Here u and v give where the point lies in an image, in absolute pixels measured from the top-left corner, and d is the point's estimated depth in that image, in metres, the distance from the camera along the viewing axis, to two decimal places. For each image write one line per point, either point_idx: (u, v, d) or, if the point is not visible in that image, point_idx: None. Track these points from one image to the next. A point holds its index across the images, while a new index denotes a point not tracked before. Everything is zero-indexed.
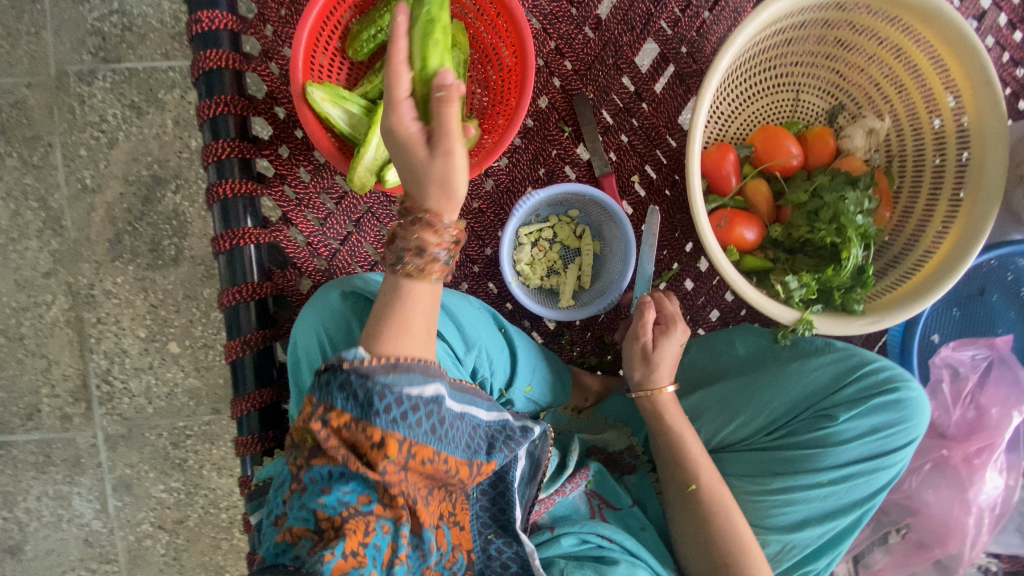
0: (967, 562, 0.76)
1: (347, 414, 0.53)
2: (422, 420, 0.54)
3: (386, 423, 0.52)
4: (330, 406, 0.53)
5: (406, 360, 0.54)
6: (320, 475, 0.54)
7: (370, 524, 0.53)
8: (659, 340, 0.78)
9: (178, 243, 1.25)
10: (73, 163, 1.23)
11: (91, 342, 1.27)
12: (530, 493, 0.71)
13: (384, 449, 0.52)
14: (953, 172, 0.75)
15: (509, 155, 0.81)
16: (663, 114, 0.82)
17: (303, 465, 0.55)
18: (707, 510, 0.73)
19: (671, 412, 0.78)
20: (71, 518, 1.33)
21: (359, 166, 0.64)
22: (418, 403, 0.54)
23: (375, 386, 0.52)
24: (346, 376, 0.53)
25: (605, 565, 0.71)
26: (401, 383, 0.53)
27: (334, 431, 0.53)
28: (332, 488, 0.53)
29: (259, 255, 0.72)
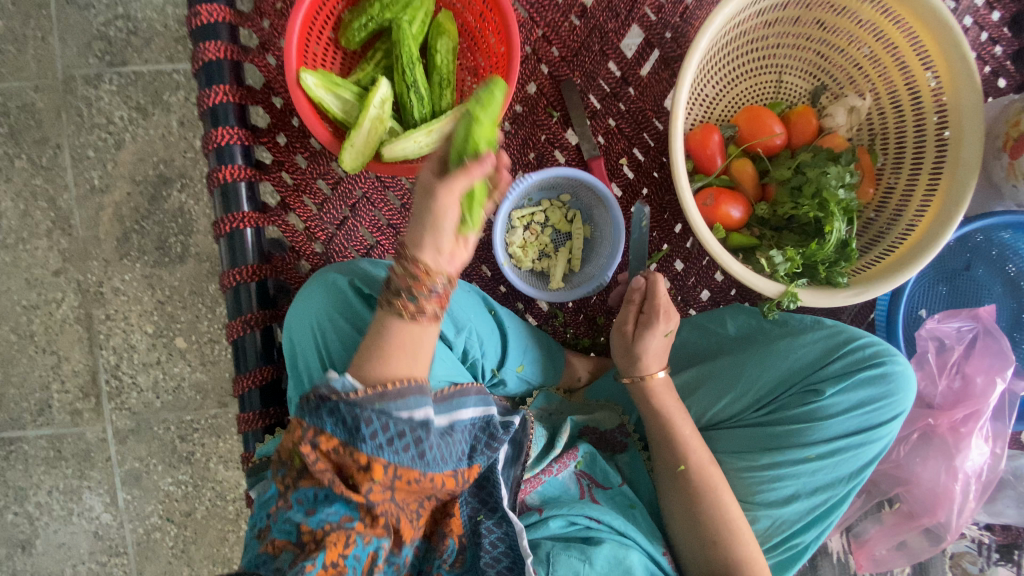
0: (955, 530, 0.80)
1: (335, 439, 0.57)
2: (408, 446, 0.58)
3: (372, 449, 0.56)
4: (320, 430, 0.56)
5: (397, 385, 0.58)
6: (306, 495, 0.58)
7: (349, 538, 0.56)
8: (637, 330, 0.80)
9: (184, 240, 1.29)
10: (81, 164, 1.26)
11: (100, 338, 1.31)
12: (514, 474, 0.73)
13: (369, 473, 0.56)
14: (932, 147, 0.77)
15: (499, 140, 0.84)
16: (649, 98, 0.84)
17: (290, 484, 0.59)
18: (695, 490, 0.74)
19: (661, 396, 0.79)
20: (82, 512, 1.35)
21: (349, 149, 0.68)
22: (405, 429, 0.57)
23: (362, 413, 0.56)
24: (336, 405, 0.57)
25: (591, 546, 0.72)
26: (390, 407, 0.57)
27: (322, 454, 0.57)
28: (316, 509, 0.57)
29: (258, 238, 0.75)
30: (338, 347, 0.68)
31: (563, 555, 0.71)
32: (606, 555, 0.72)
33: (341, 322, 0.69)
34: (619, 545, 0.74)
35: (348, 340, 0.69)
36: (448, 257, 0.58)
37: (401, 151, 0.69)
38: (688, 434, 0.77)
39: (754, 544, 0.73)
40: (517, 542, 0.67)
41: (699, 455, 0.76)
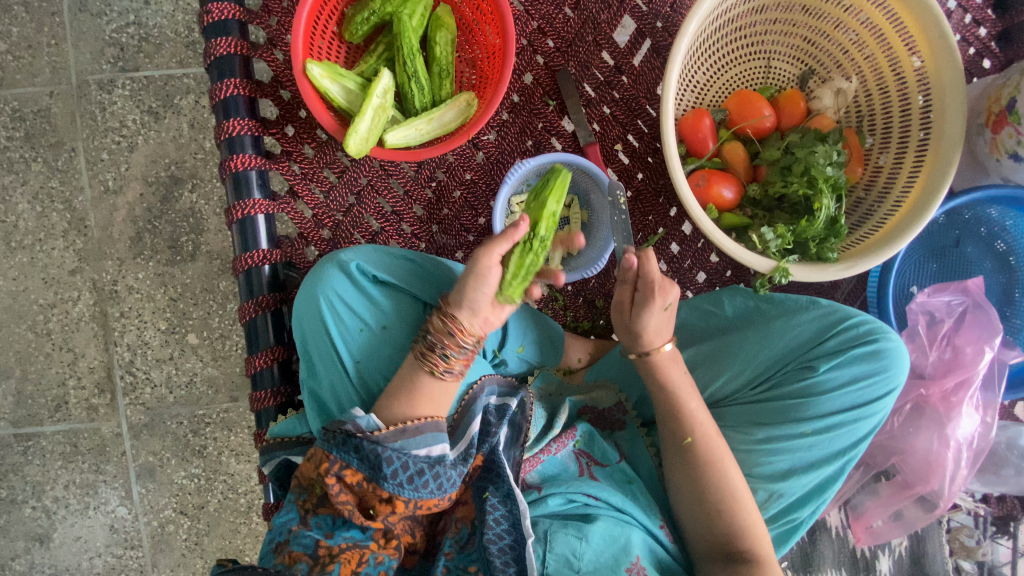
0: (948, 497, 0.83)
1: (360, 473, 0.65)
2: (427, 482, 0.66)
3: (393, 486, 0.64)
4: (345, 464, 0.64)
5: (415, 423, 0.68)
6: (325, 520, 0.65)
7: (363, 556, 0.63)
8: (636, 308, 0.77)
9: (195, 239, 1.32)
10: (96, 166, 1.30)
11: (115, 335, 1.33)
12: (514, 454, 0.77)
13: (391, 504, 0.65)
14: (917, 126, 0.79)
15: (498, 128, 0.87)
16: (642, 85, 0.87)
17: (310, 508, 0.66)
18: (699, 463, 0.74)
19: (668, 369, 0.77)
20: (98, 505, 1.35)
21: (354, 135, 0.71)
22: (423, 467, 0.66)
23: (384, 453, 0.64)
24: (359, 442, 0.65)
25: (587, 524, 0.74)
26: (410, 446, 0.67)
27: (346, 485, 0.64)
28: (334, 533, 0.64)
29: (269, 225, 0.79)
30: (351, 329, 0.74)
31: (561, 534, 0.74)
32: (602, 531, 0.74)
33: (350, 305, 0.73)
34: (616, 521, 0.76)
35: (360, 321, 0.74)
36: (481, 320, 0.70)
37: (403, 138, 0.74)
38: (694, 408, 0.76)
39: (754, 514, 0.73)
40: (522, 522, 0.69)
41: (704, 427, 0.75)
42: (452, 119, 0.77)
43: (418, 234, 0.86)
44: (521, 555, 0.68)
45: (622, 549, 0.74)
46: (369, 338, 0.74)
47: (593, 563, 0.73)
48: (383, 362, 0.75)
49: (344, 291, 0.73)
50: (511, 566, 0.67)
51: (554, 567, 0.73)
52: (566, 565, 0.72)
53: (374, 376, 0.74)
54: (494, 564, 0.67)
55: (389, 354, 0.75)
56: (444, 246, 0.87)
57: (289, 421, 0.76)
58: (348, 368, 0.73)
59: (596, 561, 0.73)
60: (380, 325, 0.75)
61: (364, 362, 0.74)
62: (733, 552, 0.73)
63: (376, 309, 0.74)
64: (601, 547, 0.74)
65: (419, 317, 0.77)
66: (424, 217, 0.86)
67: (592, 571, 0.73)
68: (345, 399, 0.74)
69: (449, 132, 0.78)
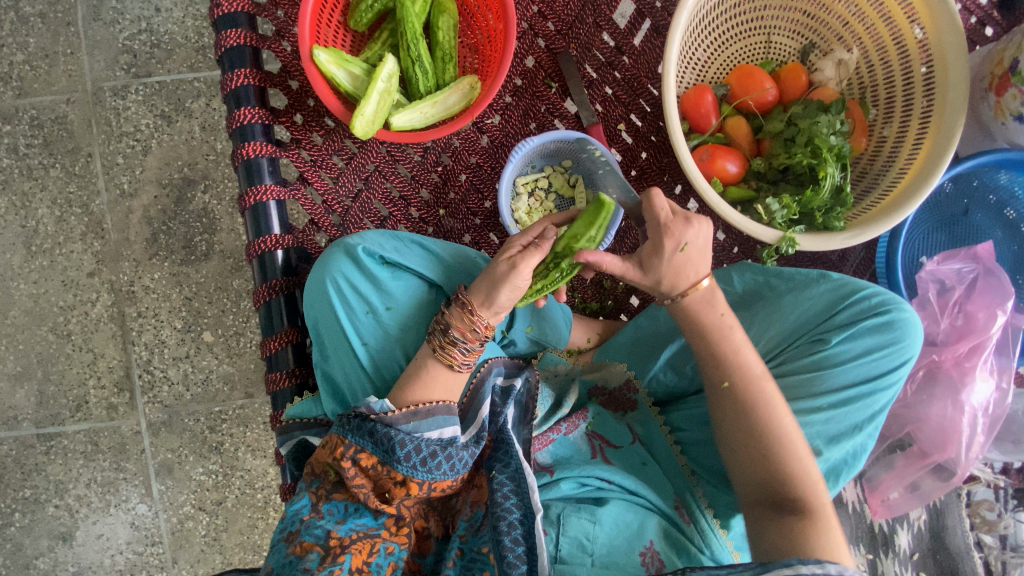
0: (965, 465, 0.83)
1: (375, 457, 0.66)
2: (439, 463, 0.67)
3: (406, 469, 0.65)
4: (360, 448, 0.66)
5: (427, 406, 0.69)
6: (337, 507, 0.66)
7: (374, 546, 0.64)
8: (647, 260, 0.71)
9: (209, 239, 1.35)
10: (112, 171, 1.34)
11: (133, 335, 1.36)
12: (523, 433, 0.76)
13: (405, 487, 0.66)
14: (921, 93, 0.79)
15: (502, 112, 0.88)
16: (643, 65, 0.88)
17: (323, 496, 0.67)
18: (745, 405, 0.70)
19: (703, 310, 0.73)
20: (119, 503, 1.37)
21: (360, 117, 0.73)
22: (435, 449, 0.67)
23: (396, 436, 0.65)
24: (373, 426, 0.66)
25: (599, 507, 0.75)
26: (422, 429, 0.68)
27: (361, 469, 0.66)
28: (347, 520, 0.65)
29: (280, 211, 0.81)
30: (359, 312, 0.75)
31: (574, 517, 0.74)
32: (616, 514, 0.75)
33: (357, 289, 0.74)
34: (628, 503, 0.76)
35: (367, 305, 0.75)
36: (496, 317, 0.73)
37: (408, 121, 0.76)
38: (738, 346, 0.72)
39: (807, 460, 0.68)
40: (529, 497, 0.67)
41: (748, 368, 0.71)
42: (455, 103, 0.78)
43: (426, 218, 0.87)
44: (530, 530, 0.66)
45: (634, 532, 0.75)
46: (377, 320, 0.75)
47: (606, 546, 0.73)
48: (390, 342, 0.76)
49: (351, 274, 0.74)
50: (520, 545, 0.65)
51: (567, 551, 0.73)
52: (578, 549, 0.73)
53: (383, 357, 0.75)
54: (505, 546, 0.64)
55: (396, 335, 0.76)
56: (451, 229, 0.88)
57: (305, 403, 0.77)
58: (357, 350, 0.74)
59: (609, 546, 0.73)
60: (386, 307, 0.75)
61: (373, 344, 0.75)
62: (783, 503, 0.67)
63: (384, 291, 0.75)
64: (613, 531, 0.74)
65: (425, 297, 0.77)
66: (431, 201, 0.87)
67: (604, 555, 0.73)
68: (357, 384, 0.75)
69: (453, 115, 0.79)
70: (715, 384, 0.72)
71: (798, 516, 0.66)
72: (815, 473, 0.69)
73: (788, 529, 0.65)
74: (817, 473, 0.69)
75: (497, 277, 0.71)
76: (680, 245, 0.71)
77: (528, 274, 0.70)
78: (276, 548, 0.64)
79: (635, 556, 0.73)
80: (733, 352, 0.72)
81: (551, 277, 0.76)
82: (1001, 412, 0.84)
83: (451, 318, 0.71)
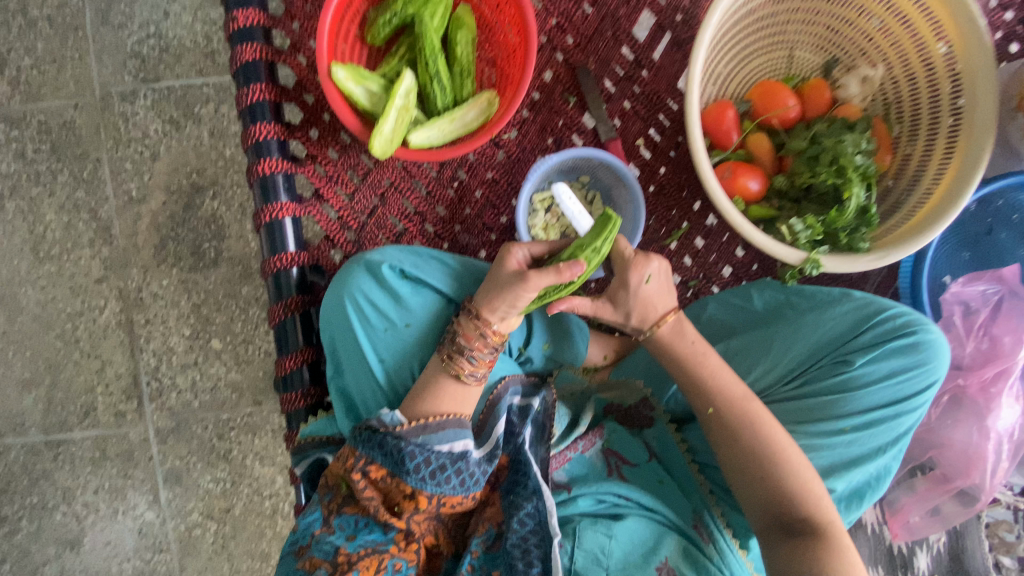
0: (989, 490, 0.82)
1: (384, 469, 0.65)
2: (449, 477, 0.65)
3: (416, 481, 0.64)
4: (371, 460, 0.65)
5: (438, 419, 0.67)
6: (347, 522, 0.64)
7: (381, 562, 0.61)
8: (614, 293, 0.77)
9: (217, 245, 1.33)
10: (120, 176, 1.32)
11: (141, 341, 1.35)
12: (540, 452, 0.74)
13: (415, 500, 0.64)
14: (947, 113, 0.78)
15: (519, 127, 0.86)
16: (663, 79, 0.87)
17: (334, 509, 0.66)
18: (729, 429, 0.71)
19: (675, 343, 0.75)
20: (126, 510, 1.37)
21: (378, 136, 0.71)
22: (445, 462, 0.65)
23: (406, 447, 0.64)
24: (383, 437, 0.65)
25: (616, 521, 0.72)
26: (432, 442, 0.66)
27: (371, 481, 0.65)
28: (356, 535, 0.63)
29: (296, 228, 0.80)
30: (378, 328, 0.73)
31: (590, 530, 0.72)
32: (634, 532, 0.72)
33: (377, 305, 0.73)
34: (646, 520, 0.74)
35: (387, 321, 0.73)
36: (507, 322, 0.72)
37: (426, 139, 0.75)
38: (713, 370, 0.73)
39: (808, 475, 0.67)
40: (547, 518, 0.66)
41: (729, 392, 0.72)
42: (474, 119, 0.77)
43: (441, 234, 0.86)
44: (548, 552, 0.64)
45: (649, 547, 0.72)
46: (396, 336, 0.74)
47: (621, 561, 0.71)
48: (410, 360, 0.74)
49: (371, 291, 0.72)
50: (535, 566, 0.63)
51: (582, 564, 0.70)
52: (594, 562, 0.70)
53: (401, 374, 0.74)
54: (518, 567, 0.63)
55: (415, 352, 0.74)
56: (467, 245, 0.87)
57: (320, 421, 0.76)
58: (375, 367, 0.73)
59: (625, 561, 0.71)
60: (405, 324, 0.74)
61: (391, 360, 0.74)
62: (792, 524, 0.65)
63: (404, 306, 0.73)
64: (630, 546, 0.71)
65: (445, 313, 0.76)
66: (446, 217, 0.86)
67: (620, 569, 0.70)
68: (371, 399, 0.74)
69: (471, 131, 0.77)
70: (702, 411, 0.73)
71: (811, 538, 0.64)
72: (821, 489, 0.68)
73: (803, 552, 0.63)
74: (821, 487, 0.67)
75: (498, 277, 0.71)
76: (645, 275, 0.76)
77: (537, 285, 0.69)
78: (287, 561, 0.63)
79: (651, 571, 0.70)
80: (711, 377, 0.73)
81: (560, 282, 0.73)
82: None
83: (455, 324, 0.71)
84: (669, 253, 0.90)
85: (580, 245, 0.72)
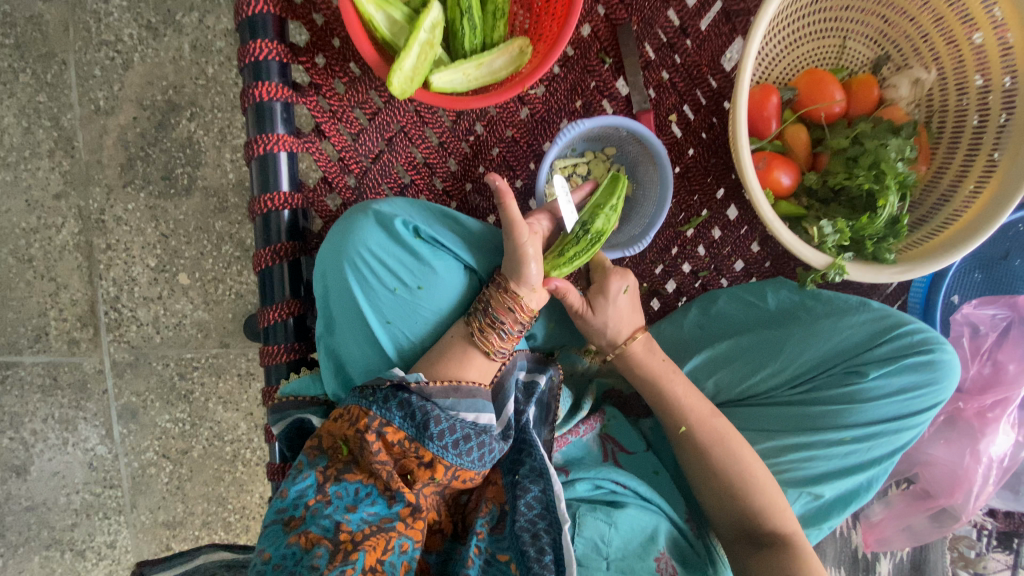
0: (969, 511, 0.86)
1: (403, 432, 0.60)
2: (470, 449, 0.61)
3: (437, 448, 0.60)
4: (388, 421, 0.60)
5: (469, 385, 0.64)
6: (347, 491, 0.59)
7: (389, 542, 0.56)
8: (595, 299, 0.72)
9: (191, 172, 1.22)
10: (87, 83, 1.18)
11: (100, 268, 1.24)
12: (543, 433, 0.72)
13: (431, 470, 0.60)
14: (992, 131, 0.75)
15: (547, 83, 0.79)
16: (706, 52, 0.80)
17: (332, 475, 0.60)
18: (704, 448, 0.68)
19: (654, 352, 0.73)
20: (77, 442, 1.29)
21: (398, 72, 0.63)
22: (469, 432, 0.62)
23: (432, 411, 0.61)
24: (408, 397, 0.62)
25: (616, 509, 0.69)
26: (460, 408, 0.63)
27: (387, 444, 0.60)
28: (357, 507, 0.59)
29: (291, 164, 0.72)
30: (385, 290, 0.66)
31: (589, 517, 0.68)
32: (632, 521, 0.69)
33: (386, 264, 0.66)
34: (644, 509, 0.71)
35: (395, 282, 0.66)
36: (537, 295, 0.67)
37: (449, 82, 0.67)
38: (683, 389, 0.71)
39: (773, 490, 0.67)
40: (556, 504, 0.62)
41: (698, 409, 0.70)
42: (502, 68, 0.69)
43: (450, 191, 0.80)
44: (558, 539, 0.61)
45: (648, 536, 0.69)
46: (404, 300, 0.67)
47: (621, 550, 0.68)
48: (418, 324, 0.68)
49: (381, 247, 0.66)
50: (547, 553, 0.60)
51: (582, 552, 0.67)
52: (594, 550, 0.67)
53: (406, 340, 0.68)
54: (529, 556, 0.60)
55: (425, 317, 0.68)
56: (476, 207, 0.81)
57: (303, 380, 0.71)
58: (379, 330, 0.67)
59: (624, 550, 0.68)
60: (416, 287, 0.67)
61: (397, 323, 0.68)
62: (761, 536, 0.66)
63: (416, 267, 0.67)
64: (630, 536, 0.68)
65: (459, 279, 0.70)
66: (458, 173, 0.79)
67: (620, 558, 0.68)
68: (371, 364, 0.68)
69: (497, 81, 0.70)
70: (671, 429, 0.71)
71: (777, 548, 0.64)
72: (784, 501, 0.68)
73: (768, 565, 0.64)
74: (785, 501, 0.67)
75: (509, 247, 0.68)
76: (623, 287, 0.73)
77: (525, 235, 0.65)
78: (272, 531, 0.58)
79: (649, 561, 0.68)
80: (685, 394, 0.70)
81: (584, 241, 0.69)
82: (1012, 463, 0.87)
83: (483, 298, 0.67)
84: (684, 241, 0.86)
85: (596, 207, 0.70)
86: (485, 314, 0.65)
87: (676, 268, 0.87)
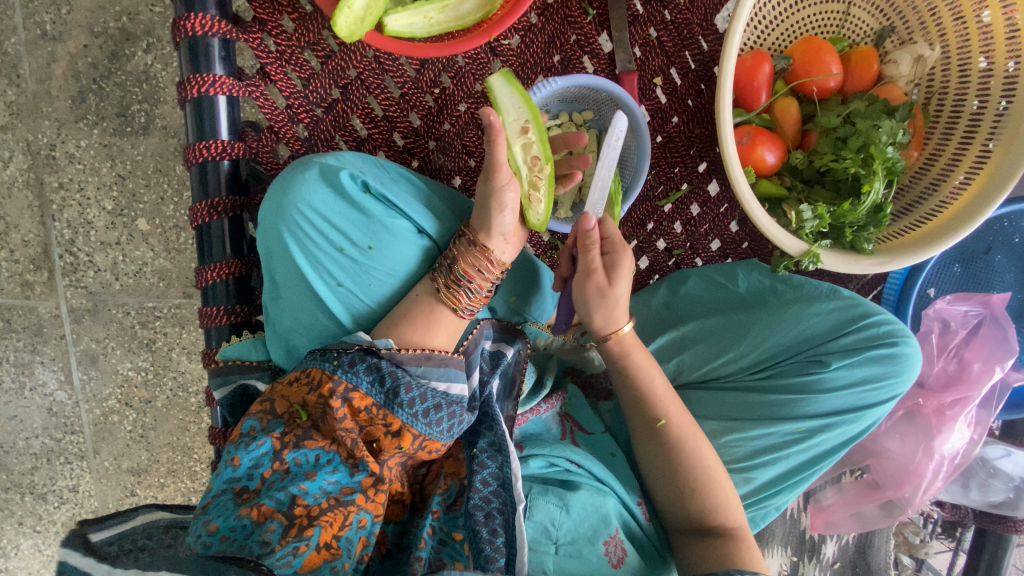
0: (916, 505, 0.86)
1: (370, 398, 0.55)
2: (440, 419, 0.57)
3: (406, 416, 0.55)
4: (353, 387, 0.55)
5: (441, 353, 0.60)
6: (307, 457, 0.55)
7: (347, 517, 0.53)
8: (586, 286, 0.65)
9: (149, 110, 1.13)
10: (32, 4, 1.07)
11: (53, 209, 1.17)
12: (507, 408, 0.70)
13: (398, 439, 0.56)
14: (989, 119, 0.71)
15: (523, 33, 0.72)
16: (699, 9, 0.73)
17: (290, 442, 0.55)
18: (671, 448, 0.66)
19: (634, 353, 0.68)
20: (35, 387, 1.24)
21: (345, 11, 0.56)
22: (440, 402, 0.58)
23: (403, 377, 0.56)
24: (376, 362, 0.56)
25: (570, 491, 0.68)
26: (430, 377, 0.59)
27: (352, 411, 0.55)
28: (316, 474, 0.54)
29: (231, 109, 0.66)
30: (331, 250, 0.61)
31: (541, 501, 0.67)
32: (583, 501, 0.67)
33: (330, 221, 0.61)
34: (596, 490, 0.69)
35: (341, 241, 0.61)
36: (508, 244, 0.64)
37: (407, 25, 0.60)
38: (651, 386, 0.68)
39: (730, 489, 0.66)
40: (511, 482, 0.60)
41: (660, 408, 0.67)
42: (469, 12, 0.61)
43: (411, 149, 0.74)
44: (510, 520, 0.58)
45: (601, 519, 0.67)
46: (354, 262, 0.62)
47: (572, 533, 0.66)
48: (372, 287, 0.63)
49: (324, 203, 0.61)
50: (499, 535, 0.57)
51: (531, 536, 0.66)
52: (543, 534, 0.66)
53: (359, 305, 0.64)
54: (482, 537, 0.57)
55: (378, 280, 0.63)
56: (440, 167, 0.76)
57: (243, 345, 0.68)
58: (327, 294, 0.62)
59: (575, 534, 0.66)
60: (365, 248, 0.62)
61: (349, 286, 0.63)
62: (708, 528, 0.66)
63: (364, 224, 0.61)
64: (582, 519, 0.67)
65: (416, 239, 0.64)
66: (421, 129, 0.73)
67: (569, 543, 0.66)
68: (323, 330, 0.64)
69: (463, 28, 0.62)
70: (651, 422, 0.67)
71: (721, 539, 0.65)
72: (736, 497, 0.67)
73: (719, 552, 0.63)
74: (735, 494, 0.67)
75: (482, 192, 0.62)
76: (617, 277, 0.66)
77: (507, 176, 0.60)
78: (220, 501, 0.53)
79: (599, 546, 0.66)
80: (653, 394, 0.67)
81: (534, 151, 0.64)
82: (965, 460, 0.88)
83: (450, 255, 0.62)
84: (660, 216, 0.82)
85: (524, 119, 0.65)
86: (455, 271, 0.61)
87: (650, 245, 0.83)
